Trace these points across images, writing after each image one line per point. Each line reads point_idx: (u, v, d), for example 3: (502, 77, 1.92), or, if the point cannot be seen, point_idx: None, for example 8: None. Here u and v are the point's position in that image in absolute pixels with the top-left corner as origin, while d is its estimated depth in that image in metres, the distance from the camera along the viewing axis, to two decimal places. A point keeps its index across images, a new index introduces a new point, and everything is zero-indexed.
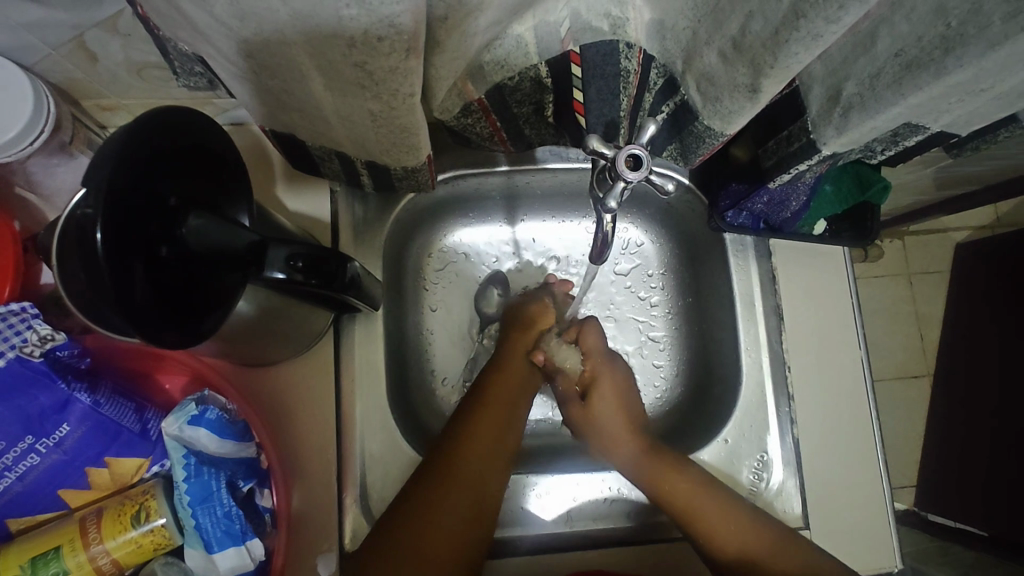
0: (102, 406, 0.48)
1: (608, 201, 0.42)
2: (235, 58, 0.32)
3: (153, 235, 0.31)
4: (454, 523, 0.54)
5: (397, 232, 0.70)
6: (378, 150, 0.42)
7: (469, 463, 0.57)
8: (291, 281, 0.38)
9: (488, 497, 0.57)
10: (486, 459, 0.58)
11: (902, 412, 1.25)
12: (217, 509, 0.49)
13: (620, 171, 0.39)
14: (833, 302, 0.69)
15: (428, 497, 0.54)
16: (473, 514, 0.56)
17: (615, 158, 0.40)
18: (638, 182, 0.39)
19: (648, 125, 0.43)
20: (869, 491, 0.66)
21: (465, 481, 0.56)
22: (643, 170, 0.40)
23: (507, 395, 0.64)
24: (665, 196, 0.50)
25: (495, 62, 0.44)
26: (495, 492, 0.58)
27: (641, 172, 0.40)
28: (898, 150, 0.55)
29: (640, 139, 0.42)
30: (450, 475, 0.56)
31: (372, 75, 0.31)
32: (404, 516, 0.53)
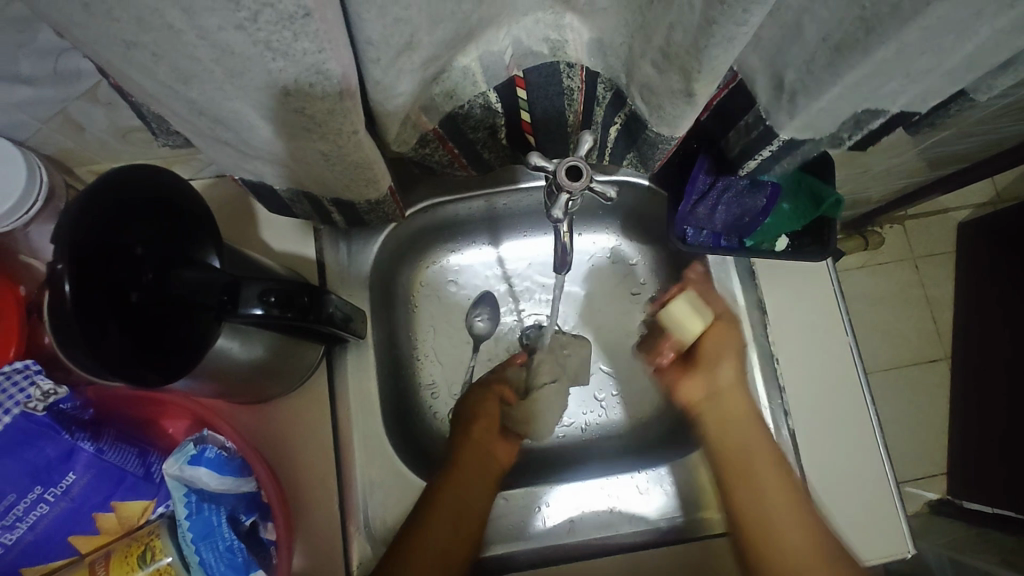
0: (106, 453, 0.51)
1: (553, 211, 0.44)
2: (190, 114, 0.35)
3: (122, 282, 0.34)
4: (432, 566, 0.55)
5: (384, 260, 0.73)
6: (340, 185, 0.45)
7: (447, 495, 0.60)
8: (268, 315, 0.41)
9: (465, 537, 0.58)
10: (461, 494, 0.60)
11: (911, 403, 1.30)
12: (220, 543, 0.51)
13: (561, 181, 0.42)
14: (812, 291, 0.70)
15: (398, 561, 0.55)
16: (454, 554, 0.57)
17: (555, 169, 0.42)
18: (580, 191, 0.42)
19: (586, 137, 0.45)
20: (873, 474, 0.65)
21: (435, 531, 0.57)
22: (584, 180, 0.42)
23: (487, 437, 0.67)
24: (609, 201, 0.47)
25: (445, 94, 0.46)
26: (477, 512, 0.61)
27: (581, 181, 0.42)
28: (863, 135, 0.56)
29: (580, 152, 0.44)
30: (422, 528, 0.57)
31: (315, 118, 0.34)
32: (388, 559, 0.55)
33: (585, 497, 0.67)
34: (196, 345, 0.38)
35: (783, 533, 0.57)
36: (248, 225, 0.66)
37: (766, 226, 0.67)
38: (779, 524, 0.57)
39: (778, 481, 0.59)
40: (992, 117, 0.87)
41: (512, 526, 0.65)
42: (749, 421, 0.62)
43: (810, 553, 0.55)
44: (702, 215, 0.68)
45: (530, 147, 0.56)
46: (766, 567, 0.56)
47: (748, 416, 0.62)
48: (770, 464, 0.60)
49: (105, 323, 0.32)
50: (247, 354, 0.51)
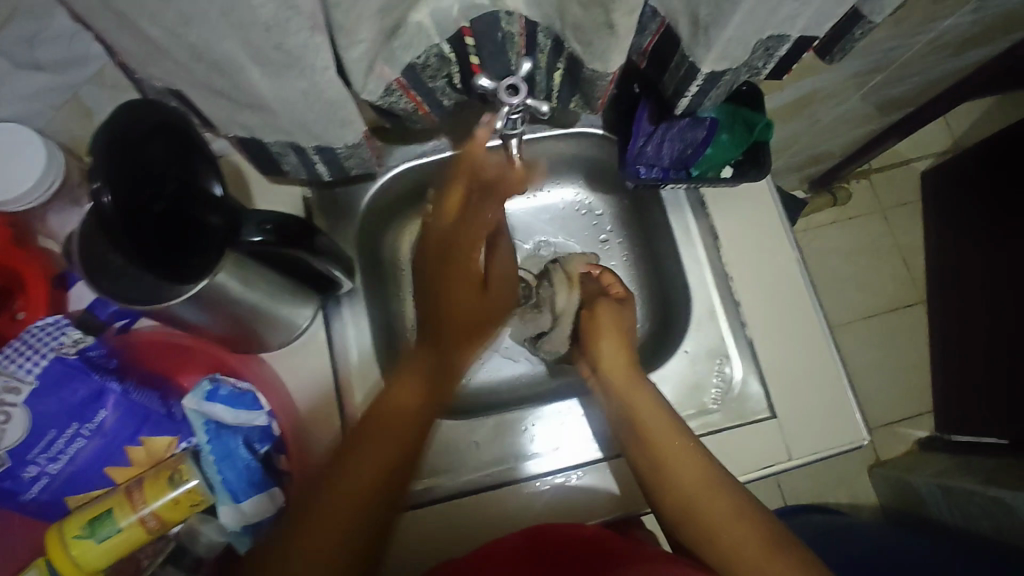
0: (132, 393, 0.57)
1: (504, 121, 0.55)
2: (187, 63, 0.42)
3: (149, 200, 0.41)
4: (367, 474, 0.51)
5: (370, 223, 0.80)
6: (322, 131, 0.52)
7: (352, 476, 0.51)
8: (267, 242, 0.48)
9: (400, 452, 0.53)
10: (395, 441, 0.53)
11: (879, 341, 1.42)
12: (238, 463, 0.58)
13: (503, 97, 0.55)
14: (759, 215, 0.77)
15: (326, 476, 0.52)
16: (380, 501, 0.51)
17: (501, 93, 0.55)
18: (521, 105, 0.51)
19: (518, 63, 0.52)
20: (828, 372, 0.72)
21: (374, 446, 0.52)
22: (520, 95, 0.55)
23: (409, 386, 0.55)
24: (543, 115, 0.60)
25: (402, 46, 0.53)
26: (421, 425, 0.55)
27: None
28: (776, 61, 0.64)
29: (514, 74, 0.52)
30: (370, 436, 0.53)
31: (291, 55, 0.41)
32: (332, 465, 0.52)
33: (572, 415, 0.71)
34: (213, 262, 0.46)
35: (689, 483, 0.59)
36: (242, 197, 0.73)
37: (709, 156, 0.74)
38: (679, 482, 0.59)
39: (668, 437, 0.61)
40: (922, 55, 0.95)
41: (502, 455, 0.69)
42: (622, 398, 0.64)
43: (690, 480, 0.59)
44: (650, 153, 0.75)
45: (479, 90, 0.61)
46: (663, 494, 0.59)
47: (665, 419, 0.62)
48: (651, 405, 0.63)
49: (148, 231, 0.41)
50: (248, 293, 0.57)
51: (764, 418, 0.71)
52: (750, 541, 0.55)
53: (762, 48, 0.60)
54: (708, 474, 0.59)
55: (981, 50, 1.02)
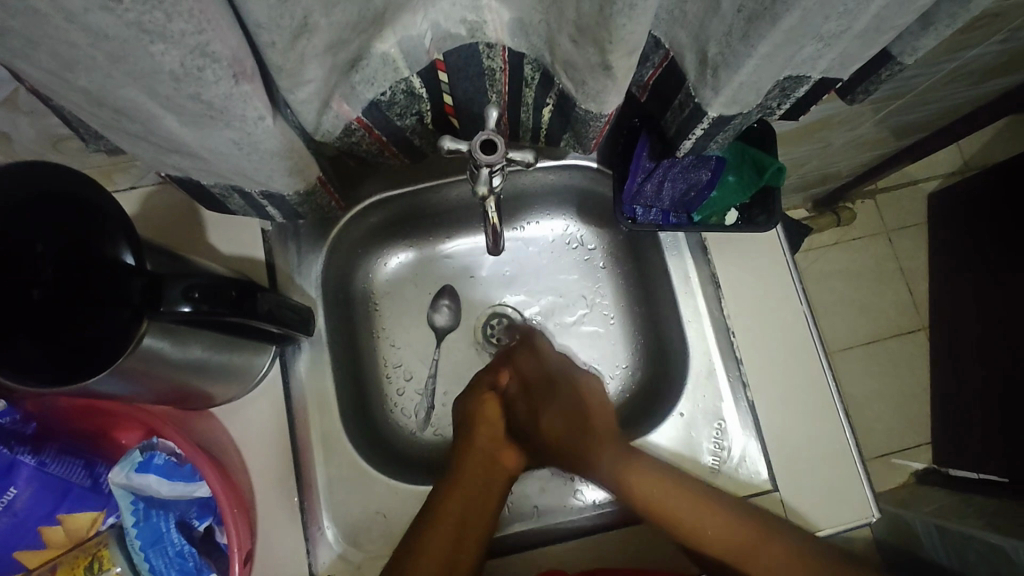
0: (48, 466, 0.50)
1: (479, 186, 0.47)
2: (87, 107, 0.34)
3: (24, 279, 0.39)
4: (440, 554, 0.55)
5: (338, 257, 0.73)
6: (266, 178, 0.45)
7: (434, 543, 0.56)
8: (198, 313, 0.41)
9: (479, 525, 0.59)
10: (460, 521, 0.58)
11: (881, 374, 1.35)
12: (170, 549, 0.52)
13: (476, 155, 0.44)
14: (764, 264, 0.70)
15: (415, 538, 0.56)
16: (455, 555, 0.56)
17: (471, 144, 0.45)
18: (497, 163, 0.44)
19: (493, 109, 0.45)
20: (835, 441, 0.66)
21: (450, 521, 0.57)
22: (500, 153, 0.44)
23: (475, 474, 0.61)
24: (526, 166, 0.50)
25: (365, 81, 0.46)
26: (492, 507, 0.60)
27: (497, 154, 0.44)
28: (793, 101, 0.57)
29: (488, 123, 0.46)
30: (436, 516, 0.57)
31: (212, 104, 0.34)
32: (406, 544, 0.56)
33: (549, 481, 0.67)
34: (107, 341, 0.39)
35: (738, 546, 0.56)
36: (194, 231, 0.66)
37: (712, 199, 0.68)
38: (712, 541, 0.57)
39: (696, 514, 0.57)
40: (943, 84, 0.88)
41: (519, 512, 0.66)
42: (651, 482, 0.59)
43: (727, 544, 0.56)
44: (649, 192, 0.69)
45: (452, 129, 0.56)
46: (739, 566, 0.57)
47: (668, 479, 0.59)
48: (658, 480, 0.59)
49: (15, 327, 0.38)
50: (183, 354, 0.50)
51: (766, 491, 0.64)
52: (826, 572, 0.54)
53: (778, 88, 0.53)
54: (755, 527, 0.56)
55: (1006, 78, 0.95)
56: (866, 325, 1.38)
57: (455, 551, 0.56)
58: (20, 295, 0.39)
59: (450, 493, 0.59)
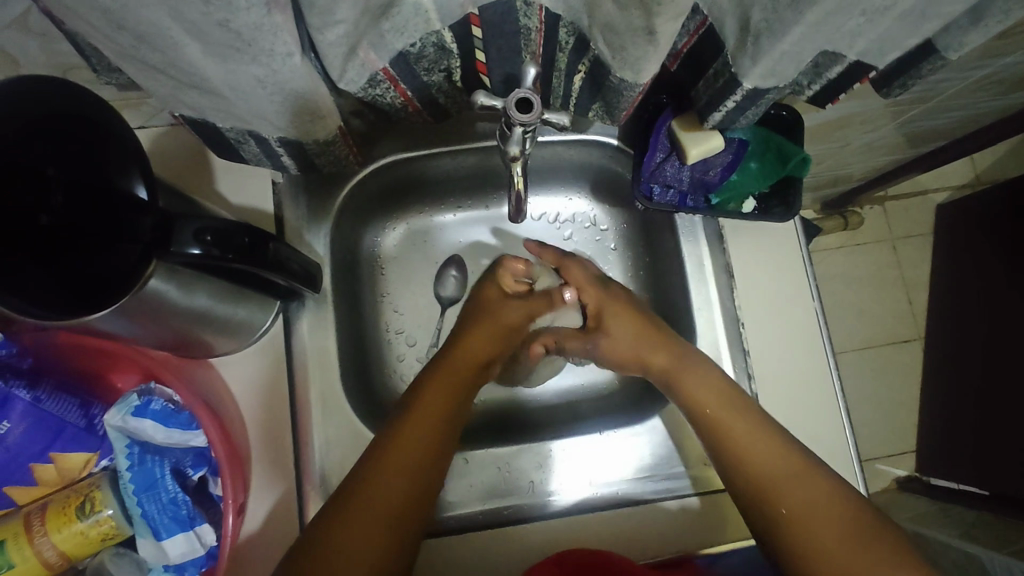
0: (44, 402, 0.49)
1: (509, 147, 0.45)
2: (108, 28, 0.32)
3: (29, 205, 0.38)
4: (395, 494, 0.52)
5: (349, 216, 0.71)
6: (285, 122, 0.44)
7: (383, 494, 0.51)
8: (207, 255, 0.40)
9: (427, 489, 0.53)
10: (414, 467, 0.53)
11: (874, 380, 1.36)
12: (162, 496, 0.50)
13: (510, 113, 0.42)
14: (781, 256, 0.69)
15: (350, 508, 0.50)
16: (395, 511, 0.51)
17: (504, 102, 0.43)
18: (532, 122, 0.42)
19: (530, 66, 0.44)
20: (833, 437, 0.65)
21: (390, 485, 0.52)
22: (535, 113, 0.43)
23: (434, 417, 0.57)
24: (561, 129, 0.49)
25: (395, 29, 0.43)
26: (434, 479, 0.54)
27: (532, 114, 0.43)
28: (823, 83, 0.55)
29: (524, 81, 0.44)
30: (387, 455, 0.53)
31: (240, 34, 0.32)
32: (352, 479, 0.52)
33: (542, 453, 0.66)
34: (108, 276, 0.38)
35: (777, 475, 0.53)
36: (204, 176, 0.64)
37: (731, 182, 0.67)
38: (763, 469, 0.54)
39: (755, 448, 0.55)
40: (972, 90, 0.87)
41: (515, 488, 0.65)
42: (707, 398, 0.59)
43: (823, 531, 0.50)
44: (668, 173, 0.68)
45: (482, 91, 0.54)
46: None
47: (721, 401, 0.58)
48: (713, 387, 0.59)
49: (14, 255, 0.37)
50: (188, 300, 0.48)
51: None
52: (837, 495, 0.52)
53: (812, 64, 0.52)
54: (774, 436, 0.55)
55: None
56: (865, 329, 1.38)
57: (399, 512, 0.51)
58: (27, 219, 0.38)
59: (407, 428, 0.55)
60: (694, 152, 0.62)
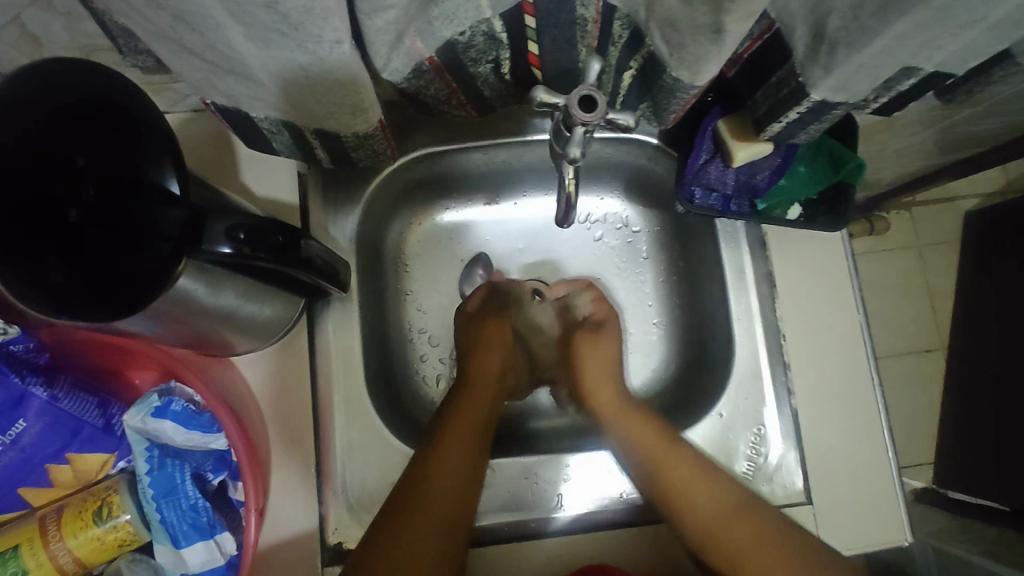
0: (61, 400, 0.48)
1: (570, 149, 0.43)
2: (147, 9, 0.30)
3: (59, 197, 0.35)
4: (447, 497, 0.50)
5: (376, 210, 0.68)
6: (324, 114, 0.41)
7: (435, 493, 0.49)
8: (239, 254, 0.38)
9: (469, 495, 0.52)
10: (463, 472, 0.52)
11: None
12: (183, 501, 0.48)
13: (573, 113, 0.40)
14: (826, 266, 0.66)
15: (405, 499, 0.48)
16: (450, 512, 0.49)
17: (567, 101, 0.41)
18: (596, 123, 0.40)
19: (595, 61, 0.41)
20: (874, 458, 0.63)
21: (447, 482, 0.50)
22: (599, 113, 0.40)
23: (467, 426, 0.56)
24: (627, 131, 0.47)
25: (444, 18, 0.41)
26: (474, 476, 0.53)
27: (595, 114, 0.41)
28: (891, 95, 0.51)
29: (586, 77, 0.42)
30: (448, 428, 0.55)
31: (289, 20, 0.29)
32: (408, 474, 0.51)
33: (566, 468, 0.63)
34: (137, 278, 0.36)
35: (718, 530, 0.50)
36: (229, 167, 0.61)
37: (779, 188, 0.63)
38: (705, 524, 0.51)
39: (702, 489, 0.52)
40: None
41: (542, 501, 0.62)
42: (645, 448, 0.56)
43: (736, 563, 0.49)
44: (713, 174, 0.65)
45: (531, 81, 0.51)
46: None
47: (669, 448, 0.55)
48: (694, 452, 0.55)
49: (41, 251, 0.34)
50: (213, 298, 0.46)
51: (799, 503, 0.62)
52: (828, 568, 0.47)
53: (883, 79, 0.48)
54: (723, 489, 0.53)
55: None
56: None
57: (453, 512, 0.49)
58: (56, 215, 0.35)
59: (448, 434, 0.54)
60: (742, 156, 0.59)
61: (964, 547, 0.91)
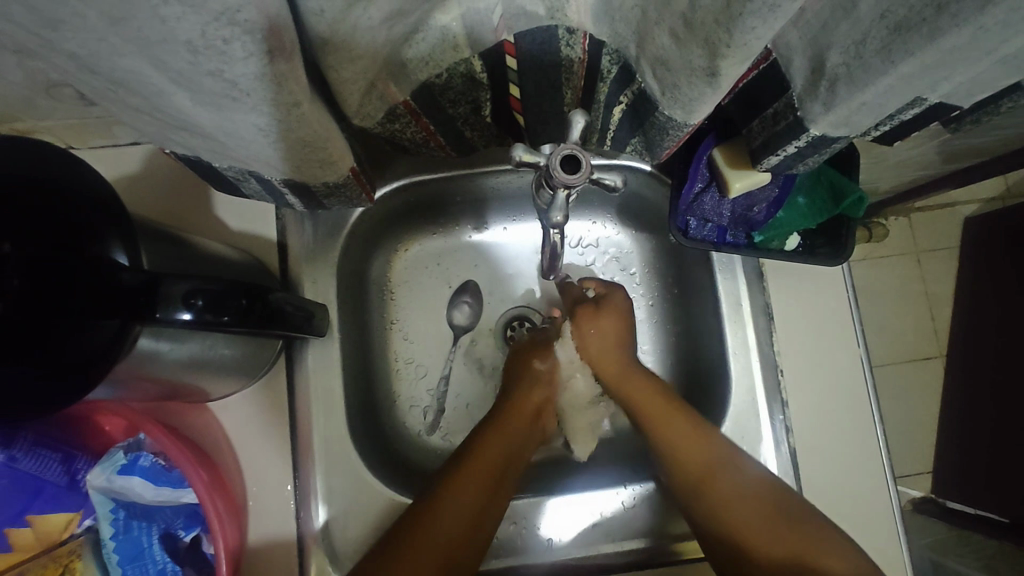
0: (18, 462, 0.45)
1: (552, 214, 0.42)
2: (82, 72, 0.27)
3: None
4: (452, 531, 0.51)
5: (359, 240, 0.66)
6: (291, 166, 0.38)
7: (437, 529, 0.51)
8: (200, 320, 0.35)
9: (483, 525, 0.53)
10: (481, 500, 0.53)
11: None
12: (150, 566, 0.47)
13: (555, 173, 0.39)
14: (825, 298, 0.64)
15: (408, 532, 0.50)
16: (460, 548, 0.51)
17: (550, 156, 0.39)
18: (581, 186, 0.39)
19: (578, 117, 0.40)
20: (877, 499, 0.60)
21: (456, 516, 0.52)
22: (583, 173, 0.39)
23: (512, 446, 0.58)
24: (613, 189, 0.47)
25: (419, 59, 0.38)
26: (497, 509, 0.54)
27: (579, 175, 0.39)
28: (894, 124, 0.48)
29: (571, 133, 0.40)
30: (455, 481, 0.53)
31: (240, 82, 0.27)
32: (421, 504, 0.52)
33: (553, 509, 0.61)
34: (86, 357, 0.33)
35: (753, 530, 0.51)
36: (201, 201, 0.58)
37: (777, 221, 0.61)
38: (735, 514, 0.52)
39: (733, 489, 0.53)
40: None
41: (528, 544, 0.60)
42: (672, 441, 0.56)
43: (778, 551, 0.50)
44: (708, 205, 0.62)
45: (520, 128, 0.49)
46: None
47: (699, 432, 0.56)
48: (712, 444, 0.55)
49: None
50: (179, 351, 0.43)
51: None
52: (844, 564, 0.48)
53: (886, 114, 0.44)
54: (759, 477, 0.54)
55: None
56: None
57: (462, 539, 0.51)
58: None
59: (478, 456, 0.55)
60: (739, 186, 0.57)
61: (960, 563, 0.90)
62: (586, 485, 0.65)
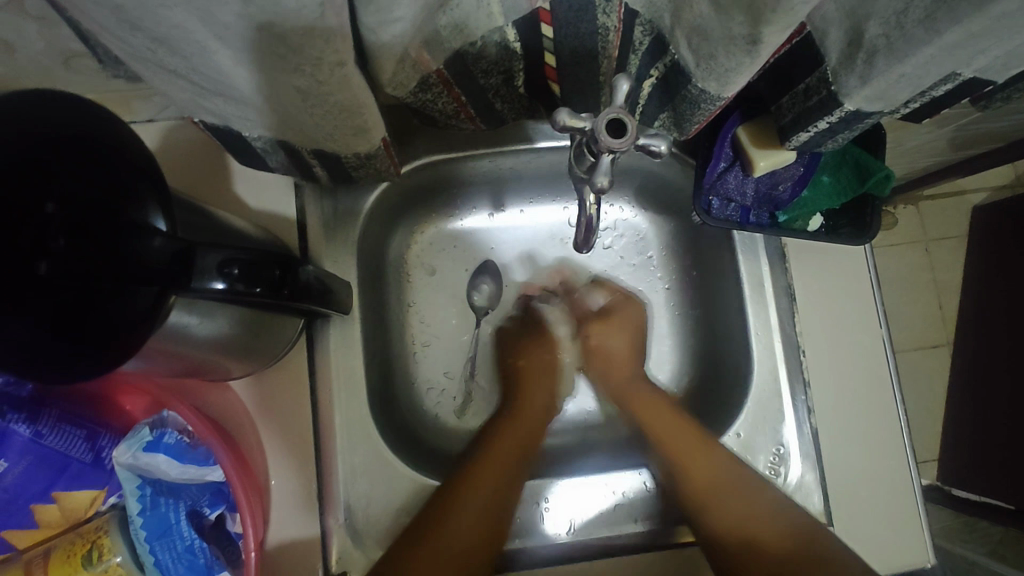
0: (45, 438, 0.45)
1: (597, 179, 0.41)
2: (119, 30, 0.26)
3: (31, 250, 0.33)
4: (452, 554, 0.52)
5: (377, 220, 0.65)
6: (323, 135, 0.38)
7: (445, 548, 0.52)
8: (233, 290, 0.35)
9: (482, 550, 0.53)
10: (477, 524, 0.54)
11: None
12: (178, 543, 0.47)
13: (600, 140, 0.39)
14: (848, 278, 0.63)
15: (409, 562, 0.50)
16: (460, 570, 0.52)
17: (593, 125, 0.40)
18: (626, 152, 0.39)
19: (622, 80, 0.39)
20: (898, 480, 0.60)
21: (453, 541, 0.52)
22: (627, 139, 0.39)
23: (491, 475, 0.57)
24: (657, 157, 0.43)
25: (453, 26, 0.37)
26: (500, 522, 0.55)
27: (625, 139, 0.39)
28: (926, 100, 0.46)
29: (616, 98, 0.40)
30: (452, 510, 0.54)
31: (282, 41, 0.26)
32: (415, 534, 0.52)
33: (574, 487, 0.61)
34: (117, 325, 0.33)
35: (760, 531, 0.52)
36: (219, 177, 0.58)
37: (802, 200, 0.61)
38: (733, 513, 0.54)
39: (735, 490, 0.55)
40: None
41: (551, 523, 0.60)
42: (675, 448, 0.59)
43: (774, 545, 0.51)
44: (732, 184, 0.61)
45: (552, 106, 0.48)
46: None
47: (704, 443, 0.58)
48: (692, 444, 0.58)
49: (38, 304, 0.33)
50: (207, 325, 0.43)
51: None
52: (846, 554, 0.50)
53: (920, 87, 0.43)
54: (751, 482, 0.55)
55: None
56: None
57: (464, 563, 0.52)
58: (28, 269, 0.33)
59: (466, 483, 0.56)
60: (763, 165, 0.56)
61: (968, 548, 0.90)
62: (607, 466, 0.65)
